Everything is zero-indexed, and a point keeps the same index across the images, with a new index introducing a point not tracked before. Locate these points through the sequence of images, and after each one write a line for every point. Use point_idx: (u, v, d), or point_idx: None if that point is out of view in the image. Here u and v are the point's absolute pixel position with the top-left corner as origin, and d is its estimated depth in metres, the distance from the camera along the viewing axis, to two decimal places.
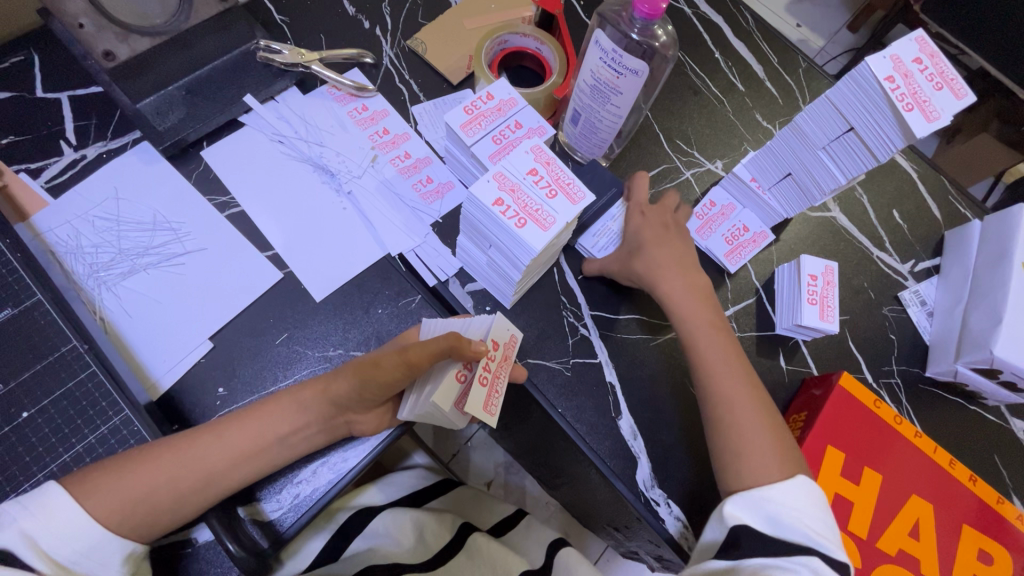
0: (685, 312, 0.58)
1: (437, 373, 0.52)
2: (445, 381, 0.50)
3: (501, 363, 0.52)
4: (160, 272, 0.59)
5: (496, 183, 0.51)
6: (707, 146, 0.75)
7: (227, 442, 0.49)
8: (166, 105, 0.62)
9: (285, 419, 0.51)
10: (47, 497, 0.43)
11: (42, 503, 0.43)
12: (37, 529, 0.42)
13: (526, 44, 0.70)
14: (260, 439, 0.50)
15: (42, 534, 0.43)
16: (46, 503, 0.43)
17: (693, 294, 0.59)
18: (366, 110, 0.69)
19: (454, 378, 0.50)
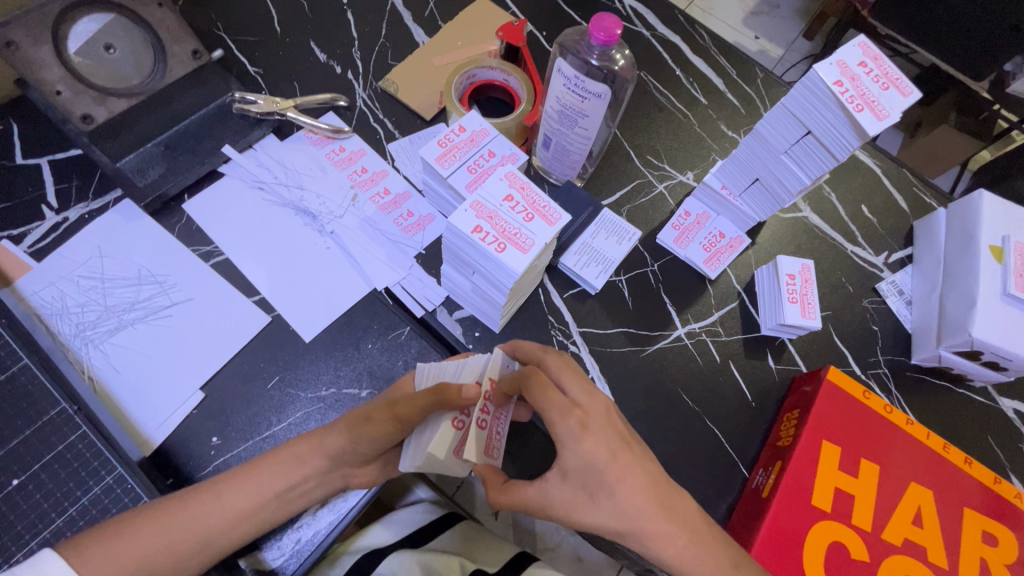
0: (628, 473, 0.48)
1: (433, 420, 0.50)
2: (440, 429, 0.48)
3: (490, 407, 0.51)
4: (148, 326, 0.59)
5: (473, 212, 0.52)
6: (676, 159, 0.78)
7: (228, 498, 0.49)
8: (146, 162, 0.63)
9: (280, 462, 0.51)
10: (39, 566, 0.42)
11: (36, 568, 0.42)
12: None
13: (493, 76, 0.73)
14: (257, 495, 0.50)
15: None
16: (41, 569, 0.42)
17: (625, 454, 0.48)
18: (343, 151, 0.71)
19: (449, 426, 0.48)
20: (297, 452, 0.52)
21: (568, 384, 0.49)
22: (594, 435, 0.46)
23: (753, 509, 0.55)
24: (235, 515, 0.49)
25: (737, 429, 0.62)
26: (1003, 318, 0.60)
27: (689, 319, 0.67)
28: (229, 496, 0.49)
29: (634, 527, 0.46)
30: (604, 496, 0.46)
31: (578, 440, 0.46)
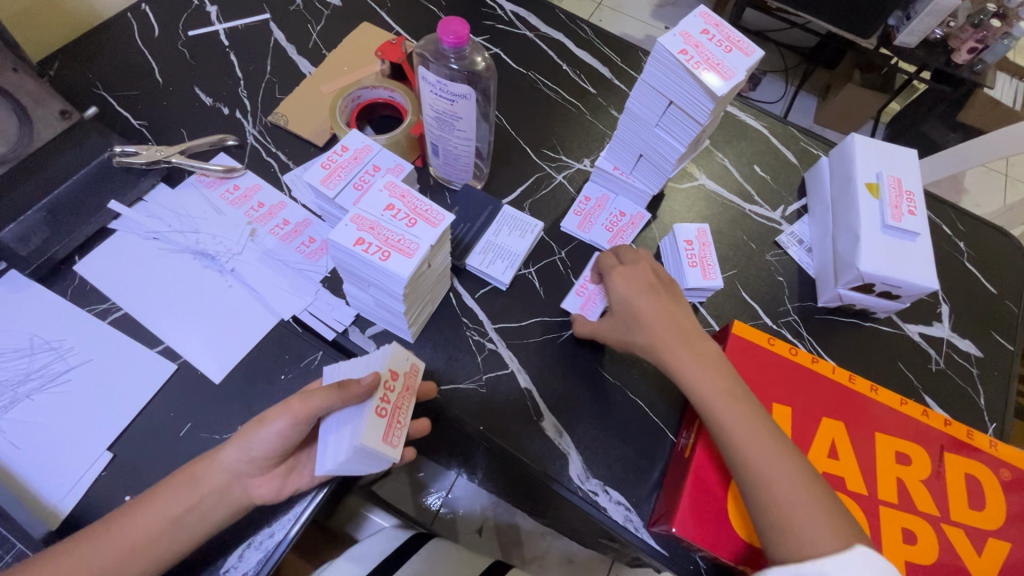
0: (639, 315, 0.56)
1: (352, 418, 0.47)
2: (362, 421, 0.46)
3: (403, 392, 0.50)
4: (48, 394, 0.57)
5: (355, 225, 0.52)
6: (572, 149, 0.80)
7: (114, 543, 0.46)
8: (28, 231, 0.61)
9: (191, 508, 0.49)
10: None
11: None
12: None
13: (378, 94, 0.74)
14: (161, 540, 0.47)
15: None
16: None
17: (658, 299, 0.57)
18: (238, 189, 0.71)
19: (373, 414, 0.46)
20: (196, 482, 0.48)
21: (620, 251, 0.62)
22: (626, 276, 0.59)
23: (679, 471, 0.56)
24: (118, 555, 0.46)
25: (660, 397, 0.64)
26: (885, 249, 0.64)
27: None
28: (117, 536, 0.47)
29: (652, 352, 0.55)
30: (631, 322, 0.57)
31: (615, 279, 0.59)
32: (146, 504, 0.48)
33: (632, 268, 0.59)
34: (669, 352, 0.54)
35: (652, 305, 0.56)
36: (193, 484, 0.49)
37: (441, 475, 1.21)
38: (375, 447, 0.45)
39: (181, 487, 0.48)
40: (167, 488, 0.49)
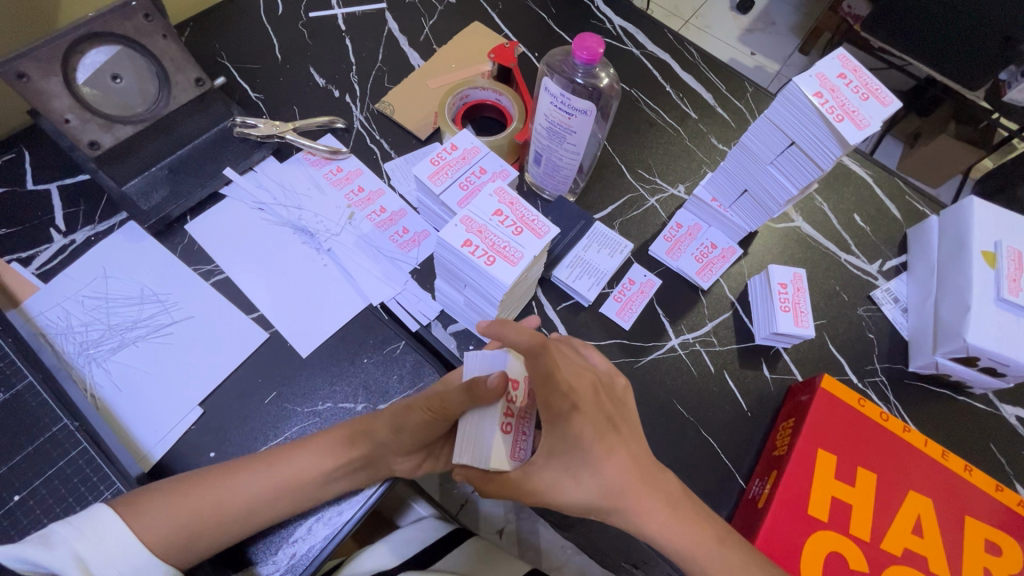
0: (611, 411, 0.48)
1: (477, 424, 0.48)
2: (493, 442, 0.46)
3: (526, 403, 0.49)
4: (150, 343, 0.60)
5: (463, 227, 0.53)
6: (667, 172, 0.79)
7: (224, 494, 0.50)
8: (150, 186, 0.66)
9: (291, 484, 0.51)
10: (96, 519, 0.45)
11: (92, 525, 0.45)
12: (86, 550, 0.44)
13: (486, 96, 0.75)
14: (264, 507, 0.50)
15: (90, 556, 0.45)
16: (97, 525, 0.45)
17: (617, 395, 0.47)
18: (341, 171, 0.73)
19: (500, 435, 0.46)
20: (301, 457, 0.52)
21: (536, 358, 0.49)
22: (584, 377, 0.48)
23: (750, 519, 0.55)
24: (230, 506, 0.49)
25: (734, 438, 0.62)
26: (998, 324, 0.60)
27: (682, 329, 0.68)
28: (226, 487, 0.50)
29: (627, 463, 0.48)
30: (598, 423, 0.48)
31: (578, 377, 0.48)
32: (250, 467, 0.51)
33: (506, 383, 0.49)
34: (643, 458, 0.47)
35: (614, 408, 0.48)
36: (301, 456, 0.52)
37: None
38: (505, 468, 0.46)
39: (282, 459, 0.52)
40: (271, 457, 0.52)
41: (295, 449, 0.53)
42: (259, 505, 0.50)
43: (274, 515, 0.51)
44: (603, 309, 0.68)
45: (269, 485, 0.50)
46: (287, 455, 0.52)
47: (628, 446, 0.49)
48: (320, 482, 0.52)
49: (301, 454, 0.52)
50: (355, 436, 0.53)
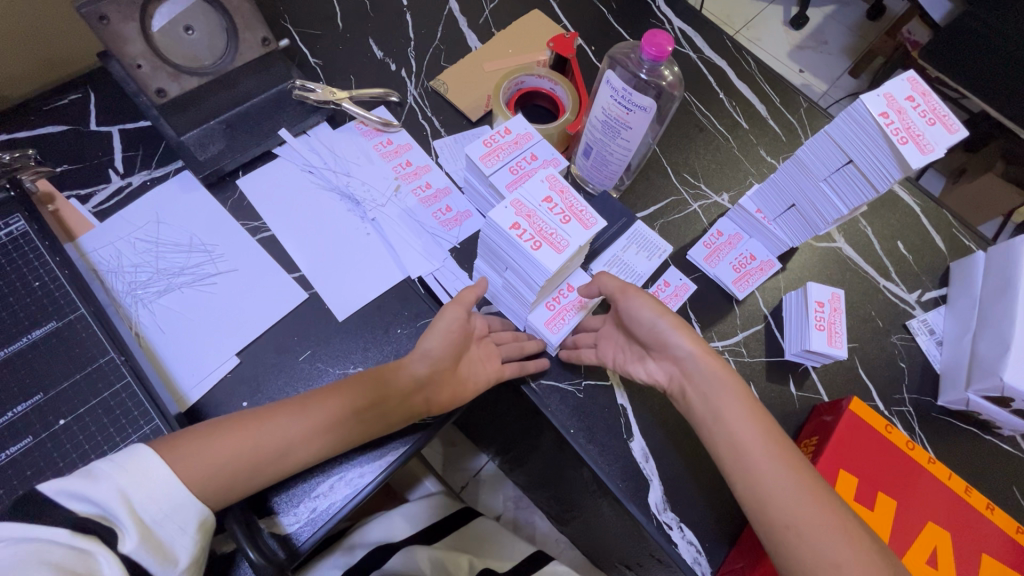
0: (695, 354, 0.57)
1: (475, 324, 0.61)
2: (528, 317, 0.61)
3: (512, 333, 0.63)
4: (194, 290, 0.62)
5: (513, 209, 0.54)
6: (713, 179, 0.78)
7: (262, 437, 0.49)
8: (208, 137, 0.68)
9: (318, 425, 0.51)
10: (137, 455, 0.44)
11: (135, 461, 0.44)
12: (130, 487, 0.43)
13: (541, 84, 0.76)
14: (291, 449, 0.50)
15: (134, 493, 0.43)
16: (139, 461, 0.44)
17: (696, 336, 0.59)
18: (390, 143, 0.74)
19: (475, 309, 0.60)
20: (336, 402, 0.52)
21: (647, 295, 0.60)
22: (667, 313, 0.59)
23: None
24: (272, 442, 0.50)
25: None
26: None
27: (712, 337, 0.68)
28: (265, 429, 0.50)
29: (713, 400, 0.56)
30: (676, 353, 0.58)
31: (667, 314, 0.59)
32: (288, 409, 0.51)
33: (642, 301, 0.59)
34: (732, 411, 0.55)
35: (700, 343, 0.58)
36: (338, 394, 0.53)
37: (474, 457, 1.23)
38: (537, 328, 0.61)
39: (321, 400, 0.52)
40: (312, 399, 0.52)
41: (334, 389, 0.53)
42: (294, 448, 0.50)
43: (312, 457, 0.51)
44: None
45: (311, 423, 0.51)
46: (326, 395, 0.53)
47: (696, 372, 0.57)
48: (350, 426, 0.53)
49: (338, 395, 0.53)
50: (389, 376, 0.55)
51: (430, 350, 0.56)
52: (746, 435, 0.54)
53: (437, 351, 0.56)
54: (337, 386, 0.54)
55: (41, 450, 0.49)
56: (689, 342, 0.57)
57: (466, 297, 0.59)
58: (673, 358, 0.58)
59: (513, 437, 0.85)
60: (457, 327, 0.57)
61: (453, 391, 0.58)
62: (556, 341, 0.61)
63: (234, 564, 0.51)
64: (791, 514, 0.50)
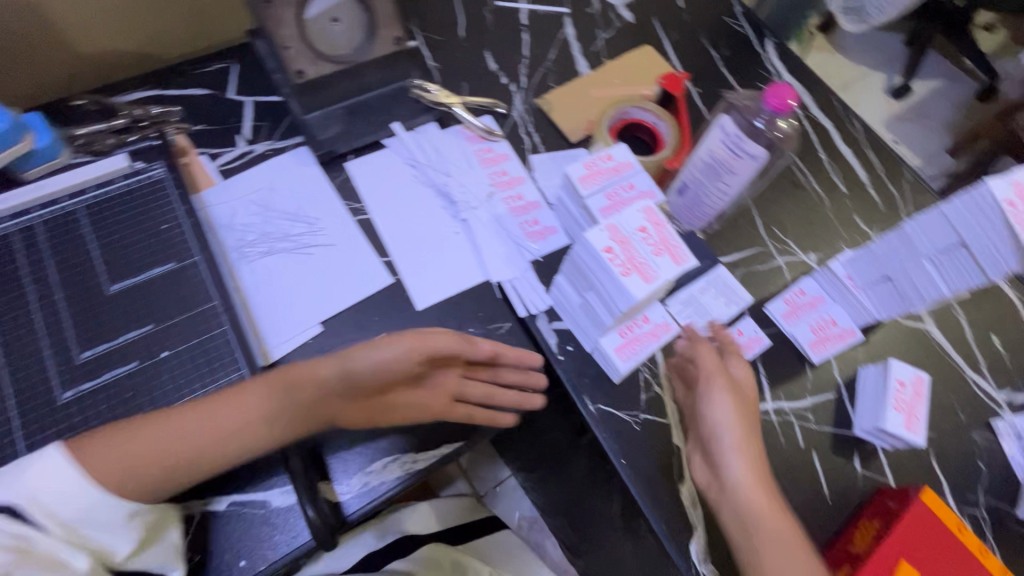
0: (722, 411, 0.55)
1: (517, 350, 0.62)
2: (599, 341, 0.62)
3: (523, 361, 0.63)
4: (292, 257, 0.66)
5: (608, 233, 0.55)
6: (802, 238, 0.77)
7: (160, 439, 0.47)
8: (328, 119, 0.73)
9: (248, 418, 0.50)
10: (40, 460, 0.45)
11: (40, 469, 0.45)
12: (37, 490, 0.44)
13: (644, 117, 0.77)
14: (232, 435, 0.49)
15: (41, 496, 0.44)
16: (43, 466, 0.45)
17: (733, 395, 0.57)
18: (491, 151, 0.77)
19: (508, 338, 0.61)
20: (258, 399, 0.50)
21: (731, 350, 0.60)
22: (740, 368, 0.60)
23: None
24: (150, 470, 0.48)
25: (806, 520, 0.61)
26: None
27: (780, 396, 0.66)
28: (206, 421, 0.48)
29: (727, 460, 0.54)
30: (713, 406, 0.56)
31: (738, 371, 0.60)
32: (180, 412, 0.49)
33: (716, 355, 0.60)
34: (750, 481, 0.53)
35: (733, 404, 0.56)
36: (392, 381, 0.56)
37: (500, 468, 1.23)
38: (608, 354, 0.61)
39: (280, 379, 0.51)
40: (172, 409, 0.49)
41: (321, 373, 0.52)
42: (251, 437, 0.50)
43: (268, 442, 0.51)
44: None
45: (267, 406, 0.50)
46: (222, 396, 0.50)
47: (740, 436, 0.55)
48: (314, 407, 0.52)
49: (251, 396, 0.50)
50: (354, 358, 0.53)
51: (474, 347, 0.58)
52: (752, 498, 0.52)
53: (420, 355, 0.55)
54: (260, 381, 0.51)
55: (144, 376, 0.54)
56: (726, 406, 0.55)
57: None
58: (705, 417, 0.57)
59: (549, 456, 0.85)
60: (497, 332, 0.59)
61: (487, 386, 0.61)
62: (624, 370, 0.62)
63: (291, 519, 0.55)
64: (783, 570, 0.49)
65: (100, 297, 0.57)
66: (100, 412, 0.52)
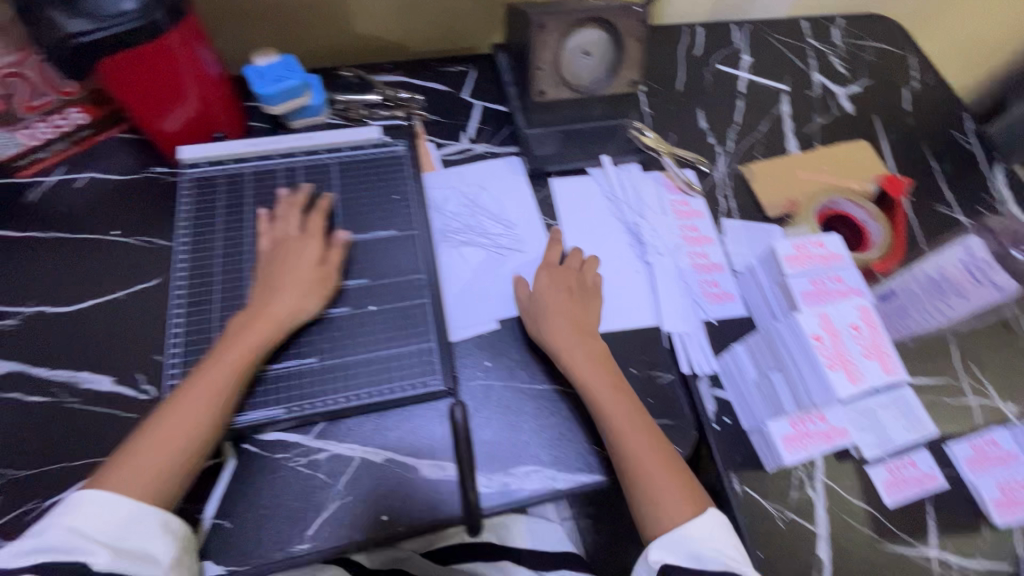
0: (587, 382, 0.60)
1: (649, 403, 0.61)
2: (767, 424, 0.59)
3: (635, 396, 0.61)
4: (485, 253, 0.71)
5: (818, 321, 0.54)
6: (1003, 383, 0.70)
7: (153, 425, 0.52)
8: (545, 137, 0.78)
9: (220, 377, 0.54)
10: (78, 500, 0.48)
11: (80, 505, 0.48)
12: (76, 524, 0.47)
13: (856, 214, 0.76)
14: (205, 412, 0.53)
15: (77, 523, 0.47)
16: (81, 505, 0.48)
17: (606, 371, 0.61)
18: (686, 205, 0.78)
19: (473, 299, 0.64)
20: (232, 353, 0.55)
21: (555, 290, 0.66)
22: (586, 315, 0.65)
23: None
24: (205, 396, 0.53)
25: None
26: None
27: (947, 547, 0.60)
28: (177, 404, 0.53)
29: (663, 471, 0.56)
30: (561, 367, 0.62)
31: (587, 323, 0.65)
32: (203, 380, 0.54)
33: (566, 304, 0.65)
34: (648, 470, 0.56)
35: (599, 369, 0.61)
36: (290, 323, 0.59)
37: None
38: (775, 441, 0.59)
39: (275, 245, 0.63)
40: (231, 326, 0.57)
41: (256, 296, 0.59)
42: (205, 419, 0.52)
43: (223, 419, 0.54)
44: (870, 470, 0.62)
45: (215, 380, 0.54)
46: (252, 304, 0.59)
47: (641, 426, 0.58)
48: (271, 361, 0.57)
49: (229, 353, 0.55)
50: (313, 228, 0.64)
51: (549, 325, 0.63)
52: (618, 427, 0.57)
53: (320, 255, 0.62)
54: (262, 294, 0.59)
55: (352, 320, 0.61)
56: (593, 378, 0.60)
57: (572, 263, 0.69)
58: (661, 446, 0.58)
59: None
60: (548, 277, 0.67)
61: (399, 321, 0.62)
62: (788, 462, 0.58)
63: (432, 493, 0.56)
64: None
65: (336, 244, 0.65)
66: (311, 338, 0.60)
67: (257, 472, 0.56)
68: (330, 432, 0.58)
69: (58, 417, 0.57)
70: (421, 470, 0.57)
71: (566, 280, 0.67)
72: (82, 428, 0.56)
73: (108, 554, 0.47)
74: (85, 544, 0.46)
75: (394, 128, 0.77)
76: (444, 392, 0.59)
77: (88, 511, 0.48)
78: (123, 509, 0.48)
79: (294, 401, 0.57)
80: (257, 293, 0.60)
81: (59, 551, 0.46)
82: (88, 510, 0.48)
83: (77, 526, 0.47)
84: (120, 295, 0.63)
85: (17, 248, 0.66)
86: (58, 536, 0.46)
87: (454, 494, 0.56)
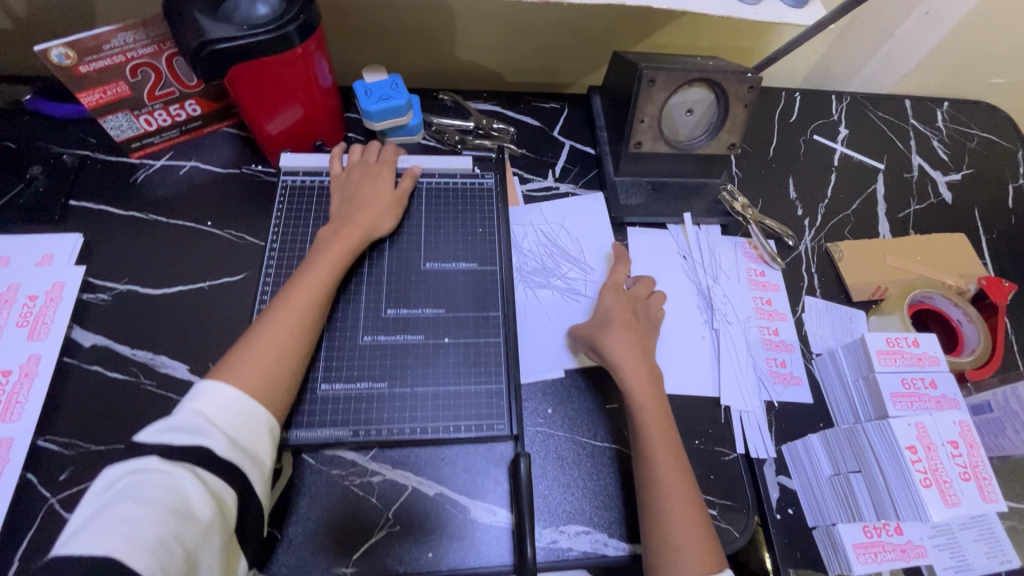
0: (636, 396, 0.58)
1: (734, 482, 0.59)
2: (838, 528, 0.56)
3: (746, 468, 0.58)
4: (557, 295, 0.70)
5: (916, 432, 0.54)
6: None
7: (255, 328, 0.54)
8: (633, 187, 0.78)
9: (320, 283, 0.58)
10: (206, 389, 0.48)
11: (213, 393, 0.48)
12: (206, 410, 0.47)
13: (949, 310, 0.71)
14: (308, 315, 0.56)
15: (206, 410, 0.47)
16: (212, 394, 0.48)
17: (649, 385, 0.59)
18: (762, 276, 0.75)
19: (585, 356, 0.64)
20: (329, 264, 0.60)
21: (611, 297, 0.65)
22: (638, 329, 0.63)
23: None
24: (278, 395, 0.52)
25: None
26: None
27: None
28: (281, 310, 0.55)
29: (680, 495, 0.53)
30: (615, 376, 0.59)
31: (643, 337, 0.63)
32: (303, 287, 0.57)
33: (625, 316, 0.63)
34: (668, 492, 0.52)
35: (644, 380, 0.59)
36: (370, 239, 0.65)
37: None
38: (845, 547, 0.55)
39: (341, 203, 0.66)
40: (322, 240, 0.62)
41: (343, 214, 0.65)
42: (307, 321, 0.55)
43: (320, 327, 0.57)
44: None
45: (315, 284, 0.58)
46: (337, 217, 0.65)
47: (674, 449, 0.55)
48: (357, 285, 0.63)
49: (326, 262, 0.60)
50: (378, 230, 0.65)
51: (611, 343, 0.60)
52: (654, 452, 0.55)
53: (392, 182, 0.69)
54: (303, 280, 0.58)
55: (427, 348, 0.62)
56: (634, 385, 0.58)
57: (638, 290, 0.67)
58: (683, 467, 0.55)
59: None
60: (618, 299, 0.65)
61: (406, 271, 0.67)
62: (858, 570, 0.54)
63: (480, 537, 0.55)
64: None
65: (419, 269, 0.67)
66: (382, 364, 0.61)
67: (310, 486, 0.56)
68: (386, 456, 0.58)
69: (133, 397, 0.58)
70: (472, 512, 0.56)
71: (630, 305, 0.65)
72: (151, 412, 0.57)
73: (229, 445, 0.46)
74: (211, 428, 0.46)
75: (485, 161, 0.78)
76: (507, 436, 0.59)
77: (216, 399, 0.48)
78: (236, 400, 0.48)
79: (361, 425, 0.58)
80: (345, 212, 0.65)
81: (186, 434, 0.45)
82: (216, 399, 0.48)
83: (204, 411, 0.47)
84: (204, 285, 0.66)
85: (118, 225, 0.69)
86: (189, 416, 0.46)
87: (503, 542, 0.55)
